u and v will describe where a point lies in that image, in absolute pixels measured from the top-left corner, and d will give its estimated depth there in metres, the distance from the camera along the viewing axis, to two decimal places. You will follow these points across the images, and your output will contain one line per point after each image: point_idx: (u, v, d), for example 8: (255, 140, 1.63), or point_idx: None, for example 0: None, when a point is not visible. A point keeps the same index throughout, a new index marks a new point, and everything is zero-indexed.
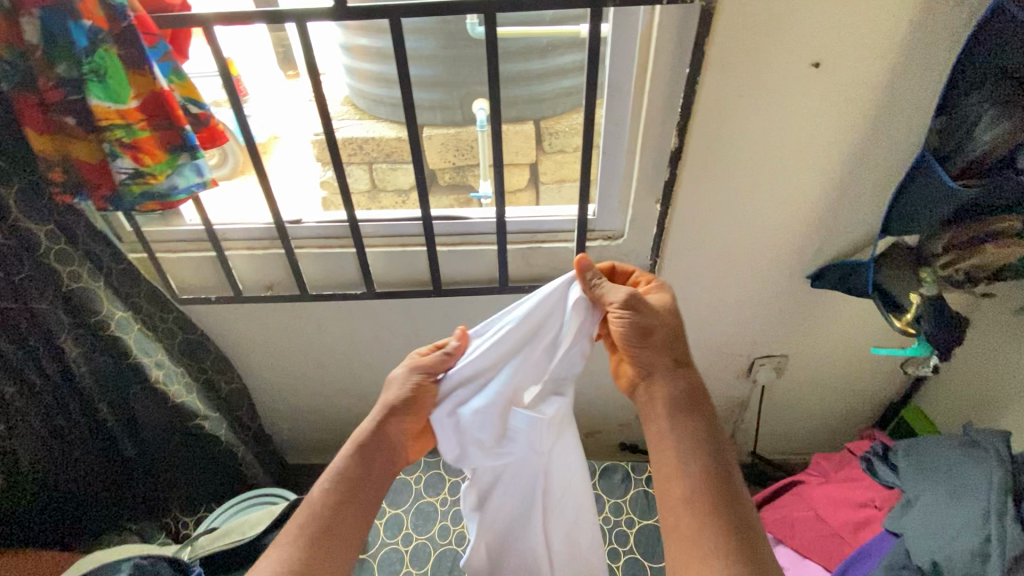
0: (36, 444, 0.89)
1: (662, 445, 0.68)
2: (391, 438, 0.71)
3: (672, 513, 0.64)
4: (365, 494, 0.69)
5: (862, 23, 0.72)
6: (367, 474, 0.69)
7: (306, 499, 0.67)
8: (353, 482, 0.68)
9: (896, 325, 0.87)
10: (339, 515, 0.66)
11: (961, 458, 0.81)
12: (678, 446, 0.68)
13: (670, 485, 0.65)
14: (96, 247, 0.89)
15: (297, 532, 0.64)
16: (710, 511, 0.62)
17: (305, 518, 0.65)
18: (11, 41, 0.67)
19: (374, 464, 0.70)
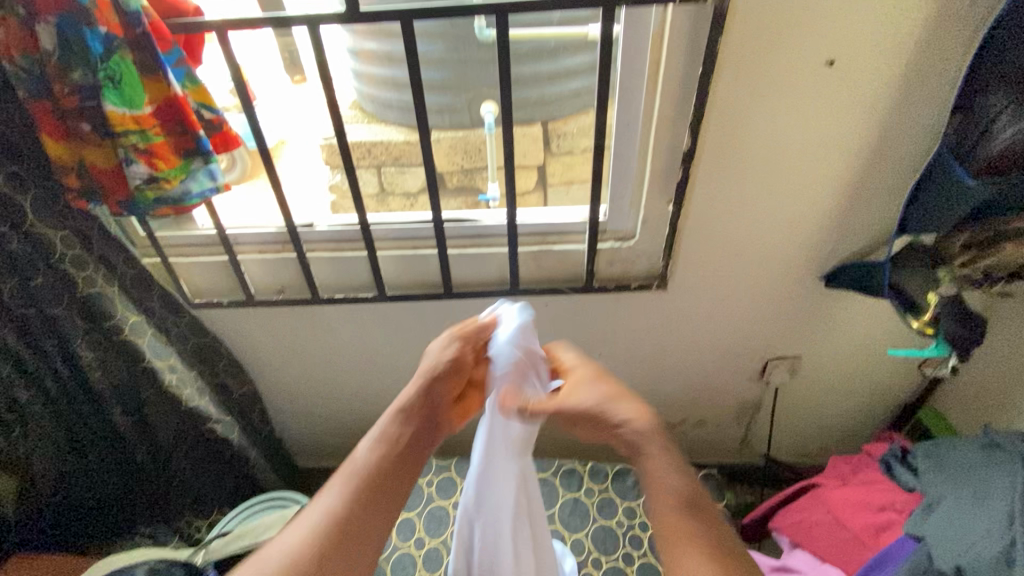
0: (50, 449, 0.90)
1: (656, 476, 0.57)
2: (433, 400, 0.69)
3: (671, 554, 0.53)
4: (411, 452, 0.64)
5: (877, 21, 0.71)
6: (411, 432, 0.66)
7: (350, 457, 0.63)
8: (399, 441, 0.64)
9: (913, 324, 0.88)
10: (385, 472, 0.62)
11: (982, 462, 0.80)
12: (672, 474, 0.57)
13: (669, 524, 0.54)
14: (110, 251, 0.90)
15: (340, 492, 0.60)
16: (711, 551, 0.52)
17: (348, 476, 0.61)
18: (27, 49, 0.68)
19: (420, 425, 0.67)
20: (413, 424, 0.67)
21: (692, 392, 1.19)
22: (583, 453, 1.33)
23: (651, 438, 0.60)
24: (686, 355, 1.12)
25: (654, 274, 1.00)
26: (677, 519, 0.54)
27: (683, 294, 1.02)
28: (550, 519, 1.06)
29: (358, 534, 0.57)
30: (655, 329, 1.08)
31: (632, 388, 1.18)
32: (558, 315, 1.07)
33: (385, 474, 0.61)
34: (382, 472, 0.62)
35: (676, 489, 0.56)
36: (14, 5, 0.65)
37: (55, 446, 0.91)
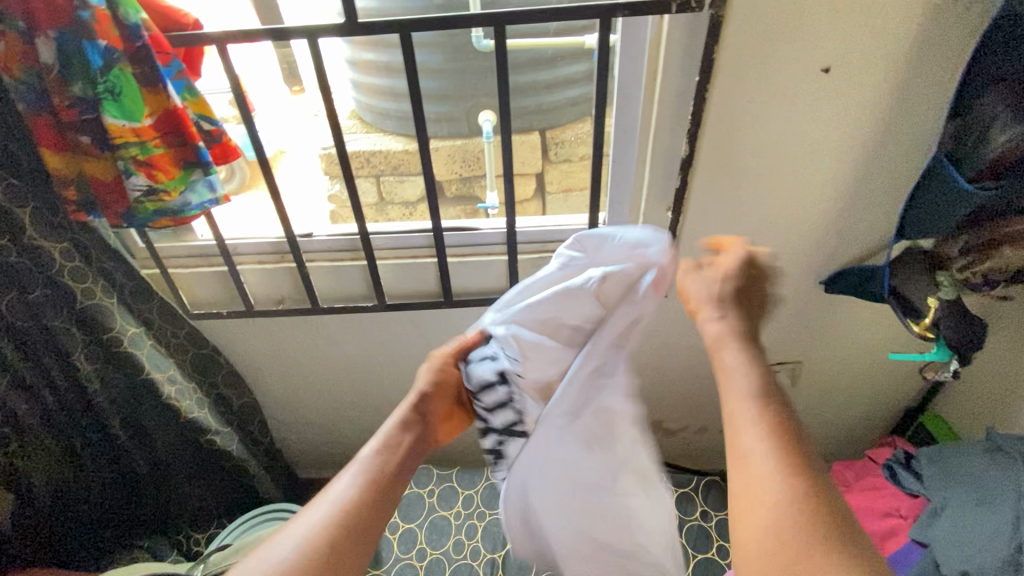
0: (50, 462, 0.90)
1: (728, 367, 0.55)
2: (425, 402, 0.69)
3: (732, 437, 0.51)
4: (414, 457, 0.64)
5: (872, 29, 0.72)
6: (408, 448, 0.64)
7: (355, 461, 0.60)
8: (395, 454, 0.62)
9: (914, 329, 0.87)
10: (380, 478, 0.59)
11: (986, 465, 0.79)
12: (745, 366, 0.54)
13: (731, 410, 0.53)
14: (110, 264, 0.89)
15: (315, 525, 0.53)
16: (778, 445, 0.48)
17: (329, 505, 0.56)
18: (26, 62, 0.68)
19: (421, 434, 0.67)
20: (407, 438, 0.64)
21: (693, 399, 1.19)
22: None
23: (733, 337, 0.57)
24: (686, 362, 1.12)
25: None
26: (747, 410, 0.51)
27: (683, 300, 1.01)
28: None
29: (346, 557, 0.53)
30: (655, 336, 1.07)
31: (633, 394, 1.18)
32: None
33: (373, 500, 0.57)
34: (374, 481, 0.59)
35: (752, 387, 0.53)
36: (14, 19, 0.66)
37: (54, 460, 0.90)
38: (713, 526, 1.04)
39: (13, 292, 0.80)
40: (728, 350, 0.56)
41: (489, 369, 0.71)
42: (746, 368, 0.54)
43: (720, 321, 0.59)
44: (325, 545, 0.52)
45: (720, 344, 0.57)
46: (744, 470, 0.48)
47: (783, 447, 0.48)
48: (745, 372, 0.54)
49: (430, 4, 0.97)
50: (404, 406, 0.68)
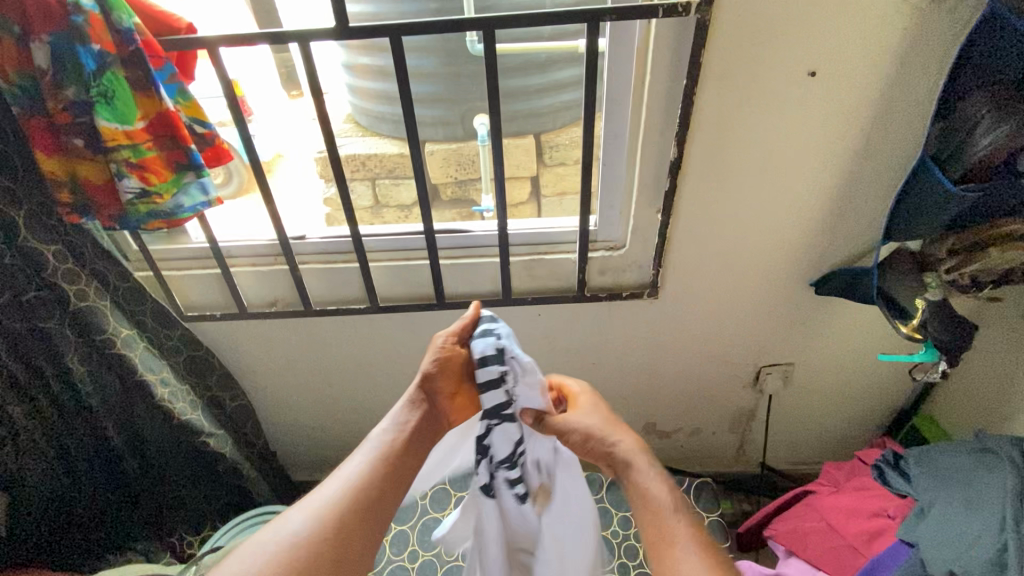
0: (43, 464, 0.90)
1: (641, 489, 0.61)
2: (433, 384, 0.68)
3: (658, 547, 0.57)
4: (424, 435, 0.67)
5: (855, 34, 0.73)
6: (418, 430, 0.67)
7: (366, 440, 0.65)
8: (406, 436, 0.66)
9: (902, 330, 0.88)
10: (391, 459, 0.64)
11: (975, 466, 0.81)
12: (652, 484, 0.61)
13: (657, 533, 0.58)
14: (103, 267, 0.90)
15: (329, 499, 0.59)
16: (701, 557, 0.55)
17: (341, 480, 0.61)
18: (20, 66, 0.69)
19: (433, 413, 0.69)
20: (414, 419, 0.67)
21: (687, 401, 1.19)
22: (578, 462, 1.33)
23: (635, 455, 0.63)
24: (679, 364, 1.12)
25: (645, 283, 1.00)
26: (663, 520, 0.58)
27: (674, 302, 1.02)
28: None
29: (357, 530, 0.58)
30: (647, 338, 1.08)
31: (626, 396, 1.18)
32: (550, 325, 1.07)
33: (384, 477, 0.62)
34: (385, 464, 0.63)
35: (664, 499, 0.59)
36: (8, 24, 0.66)
37: (47, 462, 0.90)
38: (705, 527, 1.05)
39: (8, 292, 0.79)
40: (639, 469, 0.62)
41: (490, 344, 0.64)
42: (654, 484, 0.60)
43: (616, 448, 0.64)
44: (337, 517, 0.57)
45: (627, 466, 0.63)
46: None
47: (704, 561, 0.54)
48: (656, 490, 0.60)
49: (424, 9, 0.98)
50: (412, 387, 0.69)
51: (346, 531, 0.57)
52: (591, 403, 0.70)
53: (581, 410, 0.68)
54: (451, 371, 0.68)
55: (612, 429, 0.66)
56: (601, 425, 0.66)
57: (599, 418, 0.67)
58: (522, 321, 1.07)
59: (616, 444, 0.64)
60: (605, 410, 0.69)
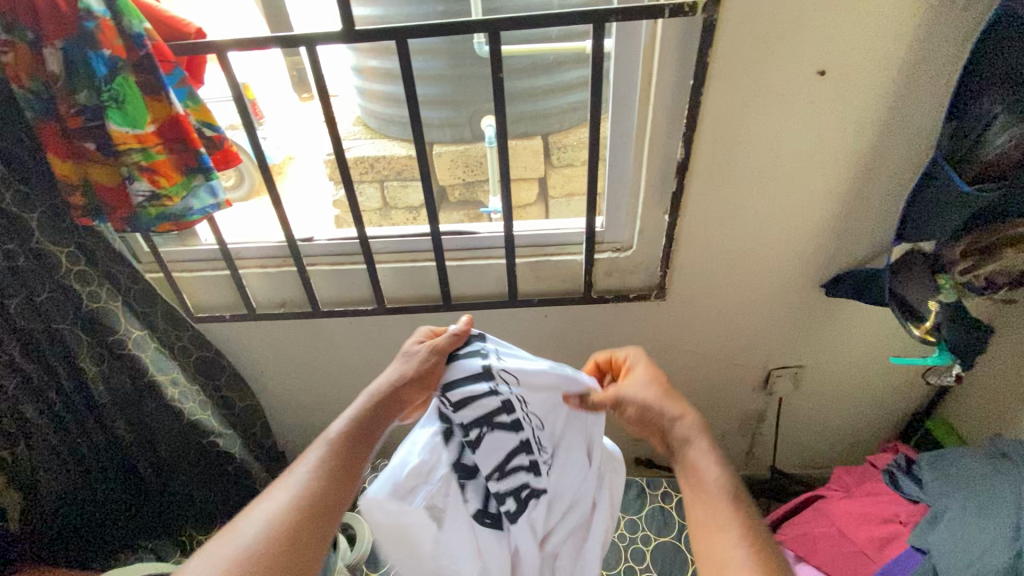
0: (56, 461, 0.91)
1: (696, 469, 0.61)
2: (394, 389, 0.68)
3: (704, 527, 0.57)
4: (379, 436, 0.67)
5: (866, 33, 0.72)
6: (372, 431, 0.67)
7: (321, 440, 0.65)
8: (362, 436, 0.66)
9: (916, 332, 0.86)
10: (344, 461, 0.64)
11: (987, 471, 0.80)
12: (707, 466, 0.60)
13: (701, 517, 0.58)
14: (115, 267, 0.91)
15: (280, 506, 0.59)
16: (748, 547, 0.54)
17: (295, 481, 0.61)
18: (33, 70, 0.70)
19: (389, 412, 0.68)
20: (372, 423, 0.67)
21: (696, 403, 1.18)
22: None
23: (697, 434, 0.63)
24: (687, 366, 1.12)
25: (653, 285, 0.99)
26: (714, 503, 0.58)
27: (682, 304, 1.01)
28: None
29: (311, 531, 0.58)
30: (654, 340, 1.07)
31: None
32: (557, 326, 1.06)
33: (336, 478, 0.62)
34: (339, 467, 0.63)
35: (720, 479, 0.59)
36: (23, 30, 0.68)
37: (59, 460, 0.92)
38: None
39: (22, 295, 0.82)
40: (695, 448, 0.62)
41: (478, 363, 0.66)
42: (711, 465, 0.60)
43: (676, 424, 0.64)
44: (291, 518, 0.58)
45: (685, 443, 0.63)
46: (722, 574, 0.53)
47: (751, 547, 0.54)
48: (712, 472, 0.60)
49: (432, 11, 0.98)
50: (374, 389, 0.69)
51: (301, 536, 0.57)
52: (647, 372, 0.69)
53: (637, 382, 0.68)
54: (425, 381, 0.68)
55: (670, 404, 0.65)
56: (659, 398, 0.66)
57: (658, 391, 0.67)
58: (529, 323, 1.06)
59: (675, 420, 0.64)
60: (661, 381, 0.68)
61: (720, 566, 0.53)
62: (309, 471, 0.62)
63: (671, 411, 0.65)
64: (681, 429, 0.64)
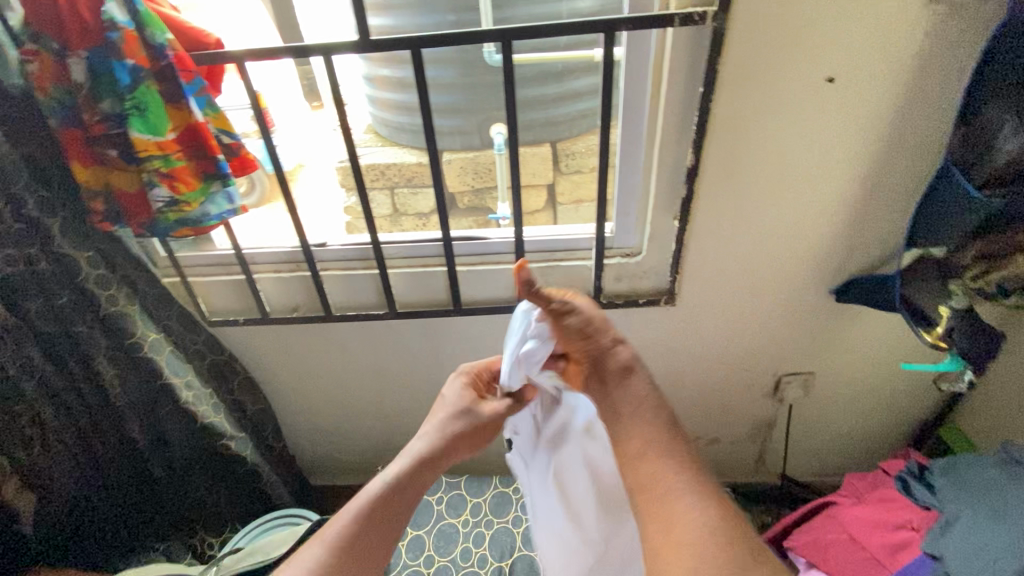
0: (71, 464, 0.93)
1: (635, 398, 0.66)
2: (439, 443, 0.74)
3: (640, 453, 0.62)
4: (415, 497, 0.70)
5: (874, 39, 0.73)
6: (409, 489, 0.69)
7: (363, 490, 0.68)
8: (401, 492, 0.68)
9: (926, 338, 0.84)
10: (379, 519, 0.66)
11: (1001, 478, 0.79)
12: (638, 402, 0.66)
13: (638, 447, 0.62)
14: (132, 273, 0.93)
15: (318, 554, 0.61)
16: (682, 471, 0.60)
17: (333, 532, 0.63)
18: (58, 79, 0.72)
19: (425, 476, 0.72)
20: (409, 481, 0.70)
21: (705, 409, 1.18)
22: None
23: (635, 366, 0.68)
24: (696, 372, 1.11)
25: (662, 290, 1.00)
26: (651, 431, 0.63)
27: (691, 310, 1.02)
28: None
29: None
30: (663, 345, 1.07)
31: None
32: None
33: (365, 544, 0.63)
34: (372, 522, 0.65)
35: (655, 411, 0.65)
36: (48, 40, 0.70)
37: (75, 462, 0.93)
38: None
39: (41, 298, 0.83)
40: (636, 377, 0.68)
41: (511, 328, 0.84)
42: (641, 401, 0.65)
43: (614, 351, 0.69)
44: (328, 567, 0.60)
45: (627, 369, 0.68)
46: (665, 497, 0.58)
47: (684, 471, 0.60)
48: (643, 409, 0.65)
49: (444, 21, 1.01)
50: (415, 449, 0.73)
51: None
52: (585, 293, 0.75)
53: (582, 299, 0.73)
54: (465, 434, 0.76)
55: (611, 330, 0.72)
56: (602, 319, 0.72)
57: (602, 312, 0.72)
58: None
59: (615, 345, 0.70)
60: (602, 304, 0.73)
61: (656, 485, 0.59)
62: (343, 527, 0.64)
63: (608, 337, 0.70)
64: (620, 355, 0.69)
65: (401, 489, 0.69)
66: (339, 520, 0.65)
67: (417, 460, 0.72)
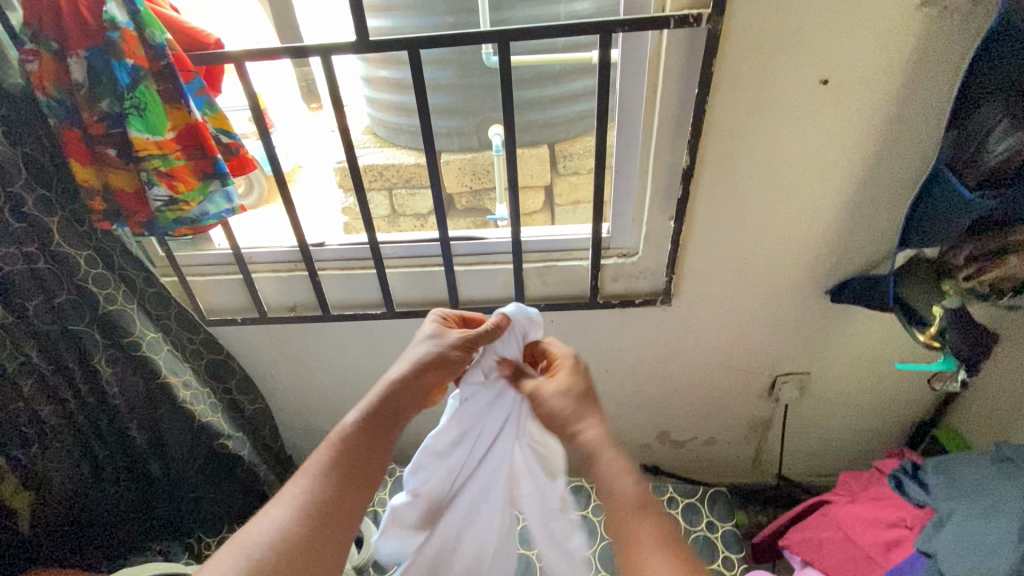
0: (68, 462, 0.93)
1: (606, 482, 0.59)
2: (412, 387, 0.69)
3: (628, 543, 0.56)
4: (386, 438, 0.67)
5: (868, 42, 0.74)
6: (385, 432, 0.67)
7: (326, 439, 0.66)
8: (368, 436, 0.66)
9: (920, 338, 0.86)
10: (358, 463, 0.65)
11: (991, 474, 0.80)
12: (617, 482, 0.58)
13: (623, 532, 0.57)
14: (129, 269, 0.93)
15: (287, 510, 0.61)
16: (662, 552, 0.54)
17: (303, 485, 0.63)
18: (58, 78, 0.73)
19: (395, 415, 0.68)
20: (375, 421, 0.67)
21: (702, 409, 1.19)
22: None
23: (603, 445, 0.61)
24: (692, 372, 1.12)
25: (659, 290, 1.00)
26: (626, 519, 0.57)
27: (687, 310, 1.02)
28: None
29: (320, 531, 0.61)
30: (659, 346, 1.08)
31: (638, 404, 1.18)
32: (562, 332, 1.07)
33: (339, 490, 0.63)
34: (353, 469, 0.65)
35: (633, 489, 0.58)
36: (47, 40, 0.71)
37: (72, 460, 0.94)
38: (718, 537, 1.07)
39: (41, 296, 0.83)
40: (608, 458, 0.60)
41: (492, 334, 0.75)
42: (622, 477, 0.58)
43: (581, 434, 0.62)
44: (299, 523, 0.61)
45: (592, 456, 0.61)
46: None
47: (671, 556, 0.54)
48: (627, 487, 0.58)
49: (441, 23, 1.01)
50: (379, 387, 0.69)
51: (318, 539, 0.61)
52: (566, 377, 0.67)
53: (550, 390, 0.66)
54: (442, 372, 0.70)
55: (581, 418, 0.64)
56: (574, 410, 0.64)
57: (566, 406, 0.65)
58: None
59: (578, 432, 0.63)
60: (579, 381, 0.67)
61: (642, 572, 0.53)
62: (312, 479, 0.63)
63: (573, 422, 0.63)
64: (586, 439, 0.62)
65: (379, 432, 0.67)
66: (310, 462, 0.65)
67: (387, 403, 0.68)
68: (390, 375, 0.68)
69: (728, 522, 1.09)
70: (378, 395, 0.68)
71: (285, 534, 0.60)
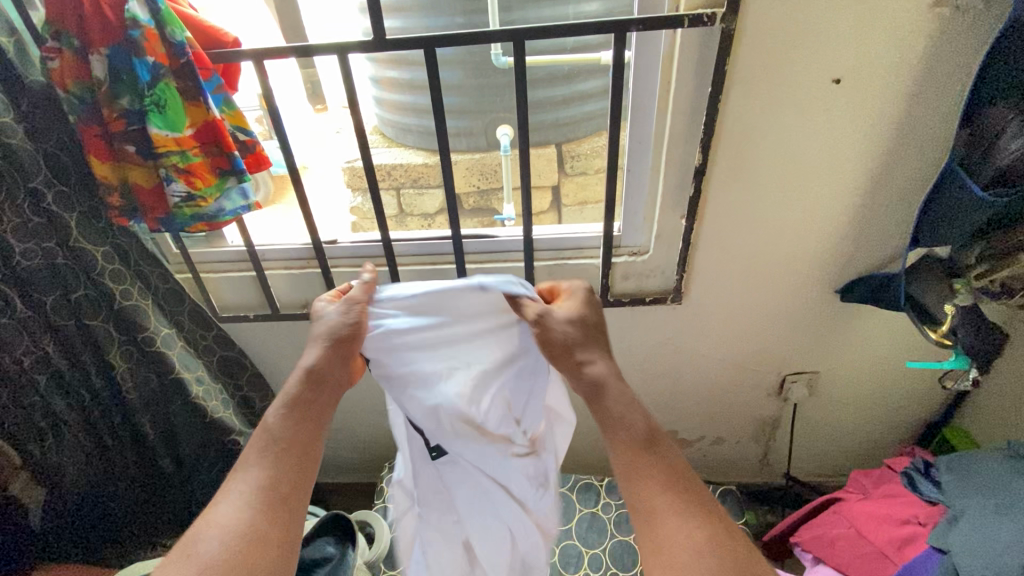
0: (81, 457, 0.93)
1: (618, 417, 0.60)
2: (340, 365, 0.67)
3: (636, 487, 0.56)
4: (326, 417, 0.65)
5: (881, 42, 0.74)
6: (324, 408, 0.65)
7: (261, 424, 0.63)
8: (308, 415, 0.64)
9: (931, 335, 0.86)
10: (303, 445, 0.62)
11: (1006, 471, 0.81)
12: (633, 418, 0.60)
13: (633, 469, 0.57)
14: (145, 267, 0.94)
15: (238, 500, 0.57)
16: (669, 492, 0.55)
17: (251, 477, 0.59)
18: (80, 77, 0.74)
19: (330, 391, 0.66)
20: (316, 391, 0.65)
21: (711, 408, 1.19)
22: (599, 469, 1.33)
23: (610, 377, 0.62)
24: (700, 370, 1.12)
25: (669, 288, 1.01)
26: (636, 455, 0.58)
27: (698, 309, 1.02)
28: (568, 533, 1.12)
29: (282, 509, 0.58)
30: (669, 344, 1.08)
31: (648, 401, 1.18)
32: None
33: (296, 473, 0.60)
34: (299, 451, 0.61)
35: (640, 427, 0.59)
36: (70, 39, 0.72)
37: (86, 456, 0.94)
38: None
39: (59, 291, 0.84)
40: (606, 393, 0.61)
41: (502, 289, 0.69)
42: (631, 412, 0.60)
43: (590, 365, 0.63)
44: (257, 505, 0.57)
45: (598, 389, 0.62)
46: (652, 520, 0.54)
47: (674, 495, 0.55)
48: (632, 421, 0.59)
49: (451, 23, 1.02)
50: (298, 370, 0.66)
51: (278, 516, 0.57)
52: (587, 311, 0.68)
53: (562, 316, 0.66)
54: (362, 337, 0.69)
55: (589, 346, 0.65)
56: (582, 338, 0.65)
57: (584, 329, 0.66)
58: None
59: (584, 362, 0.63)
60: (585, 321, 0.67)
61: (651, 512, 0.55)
62: (261, 467, 0.59)
63: (581, 352, 0.64)
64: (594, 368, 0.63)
65: (317, 410, 0.64)
66: (258, 448, 0.61)
67: (321, 385, 0.65)
68: (311, 363, 0.65)
69: (739, 520, 1.10)
70: (299, 383, 0.65)
71: (236, 521, 0.55)
